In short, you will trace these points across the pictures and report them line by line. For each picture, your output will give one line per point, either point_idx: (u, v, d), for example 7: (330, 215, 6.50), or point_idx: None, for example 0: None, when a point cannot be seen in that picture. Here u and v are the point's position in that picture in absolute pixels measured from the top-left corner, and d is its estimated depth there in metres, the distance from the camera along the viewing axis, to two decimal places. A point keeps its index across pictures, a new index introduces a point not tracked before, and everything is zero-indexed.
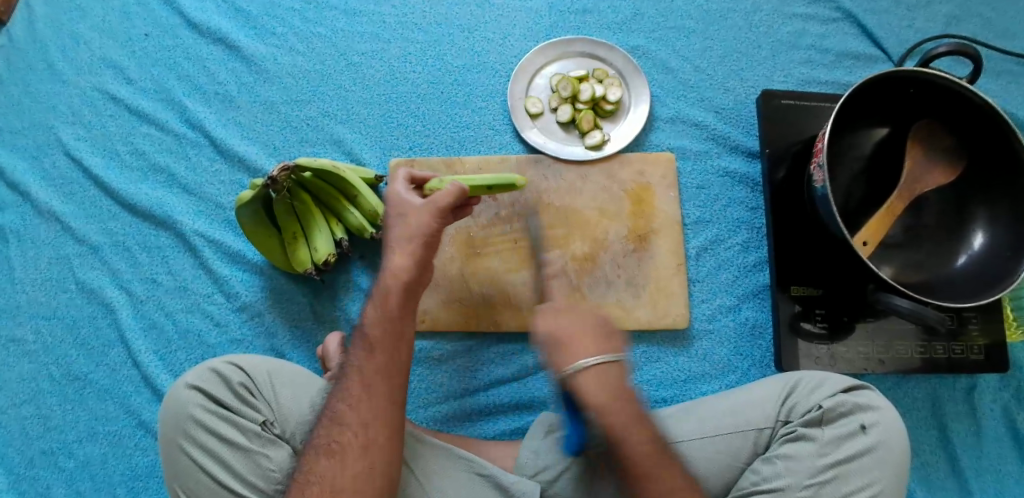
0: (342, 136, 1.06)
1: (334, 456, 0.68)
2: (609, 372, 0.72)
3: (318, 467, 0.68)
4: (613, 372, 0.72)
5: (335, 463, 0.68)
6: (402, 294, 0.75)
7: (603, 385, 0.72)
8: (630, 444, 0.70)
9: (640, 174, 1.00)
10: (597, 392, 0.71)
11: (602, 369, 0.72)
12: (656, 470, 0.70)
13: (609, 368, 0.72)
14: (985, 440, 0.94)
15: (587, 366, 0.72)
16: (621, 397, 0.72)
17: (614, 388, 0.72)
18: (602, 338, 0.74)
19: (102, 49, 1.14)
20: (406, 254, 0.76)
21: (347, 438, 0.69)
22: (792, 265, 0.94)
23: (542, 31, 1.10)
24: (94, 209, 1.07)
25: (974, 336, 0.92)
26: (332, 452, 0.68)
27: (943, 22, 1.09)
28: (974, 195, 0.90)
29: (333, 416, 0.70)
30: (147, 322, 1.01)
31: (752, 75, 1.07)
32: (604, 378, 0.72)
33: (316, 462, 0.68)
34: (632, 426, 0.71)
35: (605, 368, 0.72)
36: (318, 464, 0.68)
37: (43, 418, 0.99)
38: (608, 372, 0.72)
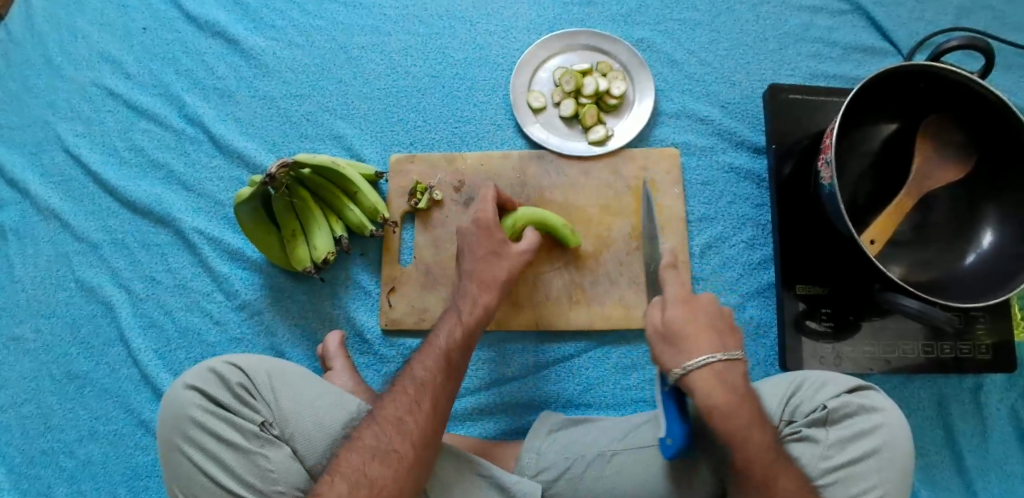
0: (341, 131, 1.05)
1: (389, 465, 0.68)
2: (731, 374, 0.66)
3: (370, 472, 0.68)
4: (737, 374, 0.66)
5: (389, 471, 0.68)
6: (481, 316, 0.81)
7: (728, 387, 0.65)
8: (754, 440, 0.65)
9: (644, 170, 0.99)
10: (721, 395, 0.65)
11: (727, 366, 0.66)
12: (777, 473, 0.64)
13: (734, 368, 0.66)
14: (991, 440, 0.93)
15: (711, 363, 0.65)
16: (743, 396, 0.66)
17: (736, 388, 0.66)
18: (720, 336, 0.68)
19: (100, 43, 1.12)
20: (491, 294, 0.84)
21: (406, 448, 0.70)
22: (797, 263, 0.92)
23: (544, 24, 1.08)
24: (93, 206, 1.06)
25: (981, 334, 0.91)
26: (391, 460, 0.69)
27: (954, 15, 1.07)
28: (984, 193, 0.88)
29: (391, 423, 0.71)
30: (147, 320, 1.00)
31: (759, 69, 1.05)
32: (728, 378, 0.66)
33: (369, 466, 0.68)
34: (753, 427, 0.65)
35: (730, 366, 0.66)
36: (370, 467, 0.68)
37: (44, 417, 0.99)
38: (731, 372, 0.66)
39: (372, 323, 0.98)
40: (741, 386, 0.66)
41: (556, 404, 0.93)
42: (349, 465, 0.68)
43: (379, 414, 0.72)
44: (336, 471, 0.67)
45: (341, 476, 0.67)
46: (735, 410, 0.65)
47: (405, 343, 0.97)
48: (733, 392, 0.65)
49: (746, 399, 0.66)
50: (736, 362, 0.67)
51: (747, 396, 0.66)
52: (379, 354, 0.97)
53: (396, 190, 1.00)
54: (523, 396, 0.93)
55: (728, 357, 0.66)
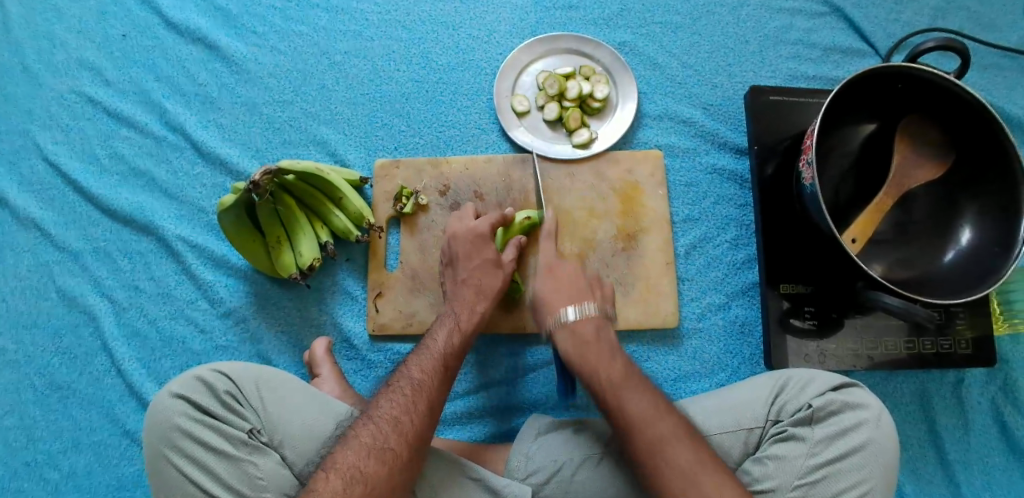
0: (326, 136, 1.05)
1: (384, 462, 0.68)
2: (584, 326, 0.78)
3: (366, 469, 0.67)
4: (590, 325, 0.77)
5: (384, 469, 0.68)
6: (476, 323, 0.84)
7: (580, 336, 0.77)
8: (601, 375, 0.73)
9: (628, 172, 0.99)
10: (573, 342, 0.77)
11: (579, 322, 0.78)
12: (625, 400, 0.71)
13: (586, 320, 0.78)
14: (972, 432, 0.95)
15: (566, 319, 0.78)
16: (594, 343, 0.76)
17: (589, 337, 0.77)
18: (581, 295, 0.80)
19: (79, 51, 1.11)
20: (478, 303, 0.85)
21: (401, 447, 0.69)
22: (782, 262, 0.93)
23: (527, 28, 1.08)
24: (73, 214, 1.05)
25: (961, 329, 0.92)
26: (386, 458, 0.68)
27: (930, 15, 1.08)
28: (961, 191, 0.90)
29: (387, 422, 0.71)
30: (130, 330, 0.99)
31: (740, 71, 1.07)
32: (580, 329, 0.77)
33: (364, 463, 0.67)
34: (607, 364, 0.74)
35: (582, 321, 0.78)
36: (365, 464, 0.67)
37: (27, 428, 0.97)
38: (595, 350, 0.75)
39: (360, 329, 0.97)
40: (593, 334, 0.77)
41: (545, 406, 0.94)
42: (344, 462, 0.67)
43: (374, 413, 0.72)
44: (333, 467, 0.67)
45: (337, 473, 0.66)
46: (586, 352, 0.75)
47: (393, 348, 0.97)
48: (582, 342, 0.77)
49: (599, 343, 0.76)
50: (592, 316, 0.78)
51: (616, 367, 0.74)
52: (366, 360, 0.96)
53: (381, 194, 1.00)
54: (512, 398, 0.94)
55: (582, 312, 0.78)
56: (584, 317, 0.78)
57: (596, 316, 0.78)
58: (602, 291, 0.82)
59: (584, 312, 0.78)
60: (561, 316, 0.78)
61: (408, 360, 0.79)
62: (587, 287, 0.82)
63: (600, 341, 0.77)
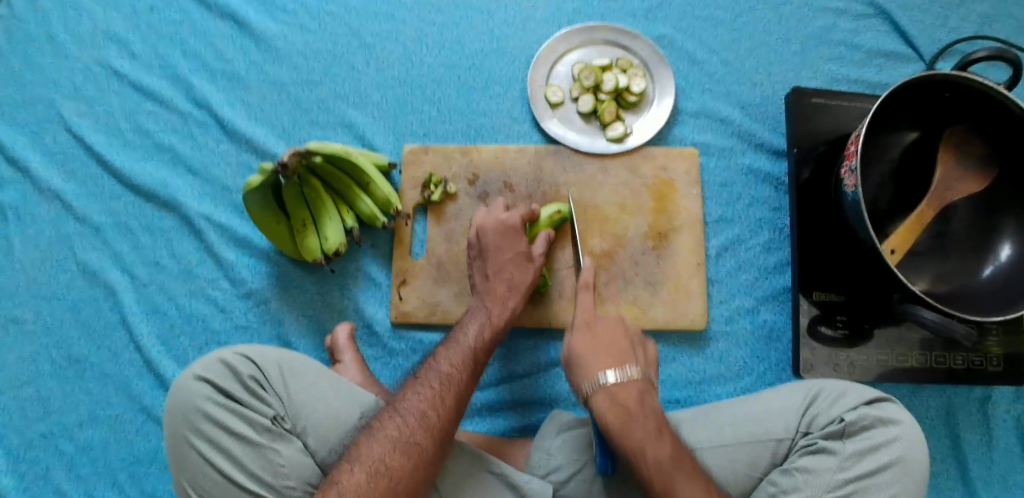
0: (354, 119, 1.03)
1: (409, 457, 0.67)
2: (628, 390, 0.73)
3: (391, 463, 0.66)
4: (633, 391, 0.73)
5: (409, 464, 0.67)
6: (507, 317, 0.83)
7: (621, 403, 0.72)
8: (649, 453, 0.69)
9: (662, 169, 0.97)
10: (613, 409, 0.71)
11: (621, 385, 0.73)
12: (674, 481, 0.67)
13: (629, 385, 0.73)
14: (998, 451, 0.93)
15: (606, 384, 0.73)
16: (639, 412, 0.71)
17: (630, 403, 0.72)
18: (623, 356, 0.75)
19: (107, 22, 1.09)
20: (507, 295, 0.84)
21: (427, 442, 0.68)
22: (815, 269, 0.91)
23: (564, 16, 1.06)
24: (96, 187, 1.03)
25: (992, 347, 0.91)
26: (412, 453, 0.67)
27: (977, 22, 1.05)
28: (1003, 205, 0.87)
29: (413, 415, 0.70)
30: (150, 305, 0.98)
31: (780, 71, 1.04)
32: (622, 397, 0.72)
33: (389, 456, 0.66)
34: (651, 440, 0.69)
35: (624, 384, 0.73)
36: (391, 458, 0.66)
37: (43, 400, 0.97)
38: (627, 390, 0.73)
39: (382, 316, 0.96)
40: (635, 403, 0.72)
41: (566, 403, 0.93)
42: (369, 455, 0.66)
43: (400, 406, 0.71)
44: (358, 459, 0.66)
45: (361, 465, 0.66)
46: (627, 423, 0.70)
47: (415, 337, 0.95)
48: (623, 408, 0.71)
49: (642, 416, 0.71)
50: (635, 380, 0.73)
51: (645, 411, 0.72)
52: (387, 348, 0.95)
53: (409, 181, 0.99)
54: (534, 393, 0.93)
55: (623, 376, 0.73)
56: (626, 381, 0.73)
57: (640, 380, 0.73)
58: (640, 352, 0.78)
59: (625, 375, 0.73)
60: (602, 378, 0.73)
61: (436, 352, 0.77)
62: (628, 348, 0.77)
63: (644, 410, 0.72)
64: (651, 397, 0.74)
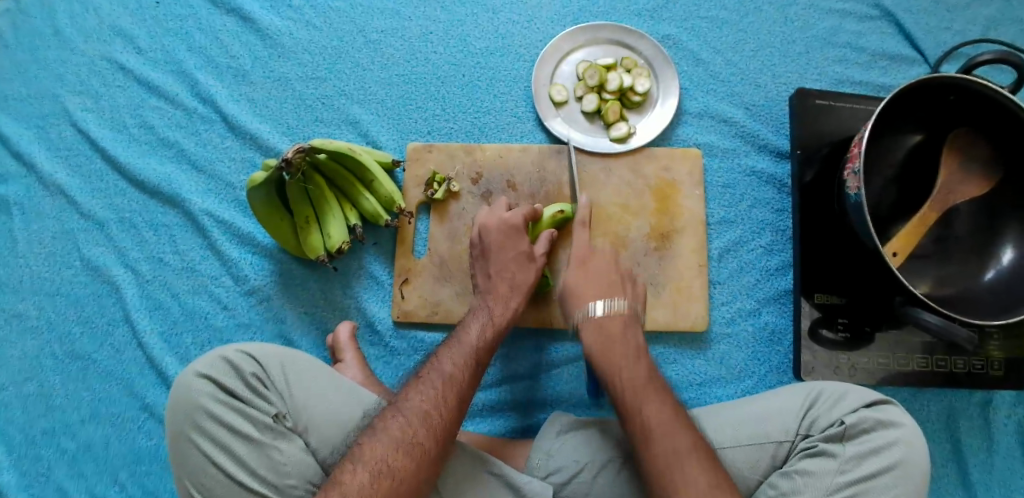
0: (358, 116, 1.03)
1: (412, 457, 0.67)
2: (613, 325, 0.78)
3: (393, 464, 0.66)
4: (617, 322, 0.78)
5: (412, 464, 0.67)
6: (509, 317, 0.83)
7: (608, 334, 0.77)
8: (626, 375, 0.73)
9: (665, 170, 0.97)
10: (599, 337, 0.77)
11: (607, 316, 0.78)
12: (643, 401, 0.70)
13: (614, 316, 0.78)
14: (997, 455, 0.93)
15: (595, 316, 0.79)
16: (621, 340, 0.76)
17: (615, 333, 0.77)
18: (612, 291, 0.81)
19: (111, 16, 1.09)
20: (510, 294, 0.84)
21: (428, 442, 0.69)
22: (818, 272, 0.91)
23: (569, 15, 1.06)
24: (99, 183, 1.04)
25: (993, 352, 0.91)
26: (413, 453, 0.67)
27: (983, 25, 1.05)
28: (1006, 209, 0.87)
29: (416, 415, 0.70)
30: (153, 302, 0.99)
31: (785, 72, 1.04)
32: (607, 325, 0.78)
33: (392, 456, 0.67)
34: (632, 368, 0.73)
35: (610, 316, 0.78)
36: (392, 458, 0.67)
37: (46, 395, 0.97)
38: (611, 319, 0.78)
39: (384, 315, 0.96)
40: (621, 332, 0.77)
41: (567, 403, 0.93)
42: (372, 454, 0.67)
43: (402, 405, 0.71)
44: (360, 459, 0.66)
45: (364, 465, 0.66)
46: (611, 346, 0.76)
47: (417, 336, 0.96)
48: (608, 336, 0.77)
49: (623, 343, 0.76)
50: (622, 314, 0.79)
51: (627, 341, 0.76)
52: (390, 346, 0.95)
53: (412, 180, 0.99)
54: (535, 393, 0.93)
55: (610, 309, 0.79)
56: (612, 313, 0.79)
57: (623, 312, 0.78)
58: (629, 288, 0.83)
59: (612, 308, 0.79)
60: (590, 308, 0.79)
61: (438, 352, 0.78)
62: (618, 283, 0.83)
63: (627, 337, 0.77)
64: (634, 330, 0.78)
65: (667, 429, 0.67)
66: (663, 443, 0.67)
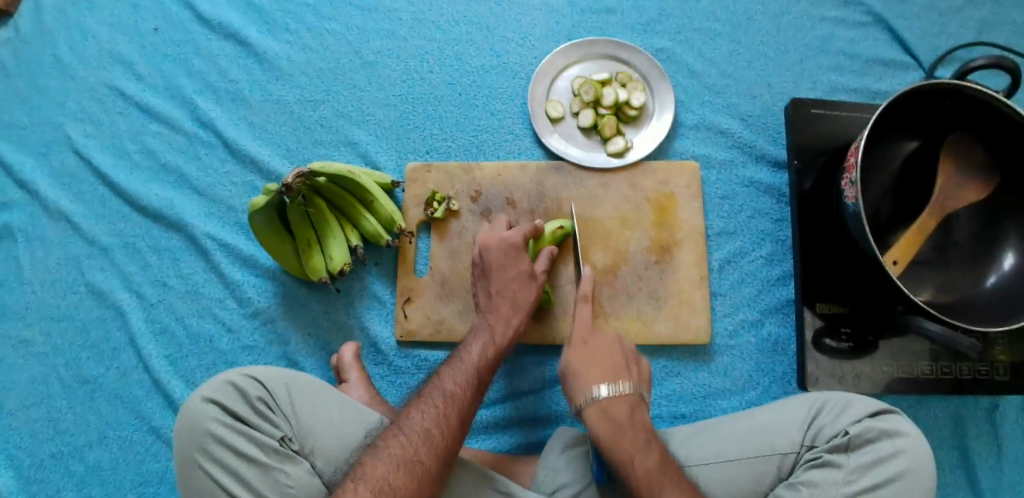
0: (356, 138, 1.04)
1: (413, 476, 0.67)
2: (620, 408, 0.75)
3: (394, 482, 0.66)
4: (623, 407, 0.75)
5: (412, 483, 0.67)
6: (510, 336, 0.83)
7: (615, 421, 0.73)
8: (640, 466, 0.70)
9: (663, 183, 0.98)
10: (606, 425, 0.73)
11: (613, 401, 0.75)
12: (663, 491, 0.68)
13: (620, 401, 0.75)
14: (1005, 460, 0.93)
15: (599, 399, 0.75)
16: (630, 425, 0.73)
17: (623, 420, 0.74)
18: (616, 372, 0.77)
19: (112, 44, 1.11)
20: (512, 311, 0.85)
21: (431, 460, 0.69)
22: (818, 281, 0.91)
23: (563, 32, 1.07)
24: (103, 209, 1.05)
25: (998, 355, 0.90)
26: (416, 472, 0.68)
27: (976, 29, 1.05)
28: (1006, 213, 0.87)
29: (417, 434, 0.70)
30: (158, 326, 0.99)
31: (780, 81, 1.04)
32: (613, 411, 0.74)
33: (392, 475, 0.67)
34: (645, 455, 0.71)
35: (616, 400, 0.75)
36: (395, 478, 0.67)
37: (54, 420, 0.97)
38: (618, 404, 0.75)
39: (387, 334, 0.97)
40: (627, 418, 0.74)
41: (571, 419, 0.93)
42: (373, 473, 0.67)
43: (405, 425, 0.71)
44: (363, 479, 0.66)
45: (365, 484, 0.66)
46: (620, 437, 0.72)
47: (420, 354, 0.96)
48: (619, 425, 0.73)
49: (632, 429, 0.73)
50: (628, 396, 0.75)
51: (636, 426, 0.74)
52: (393, 366, 0.96)
53: (411, 199, 0.99)
54: (538, 410, 0.93)
55: (615, 391, 0.75)
56: (618, 397, 0.75)
57: (630, 396, 0.75)
58: (634, 368, 0.79)
59: (617, 391, 0.75)
60: (596, 394, 0.75)
61: (441, 371, 0.78)
62: (622, 362, 0.79)
63: (635, 422, 0.74)
64: (642, 412, 0.76)
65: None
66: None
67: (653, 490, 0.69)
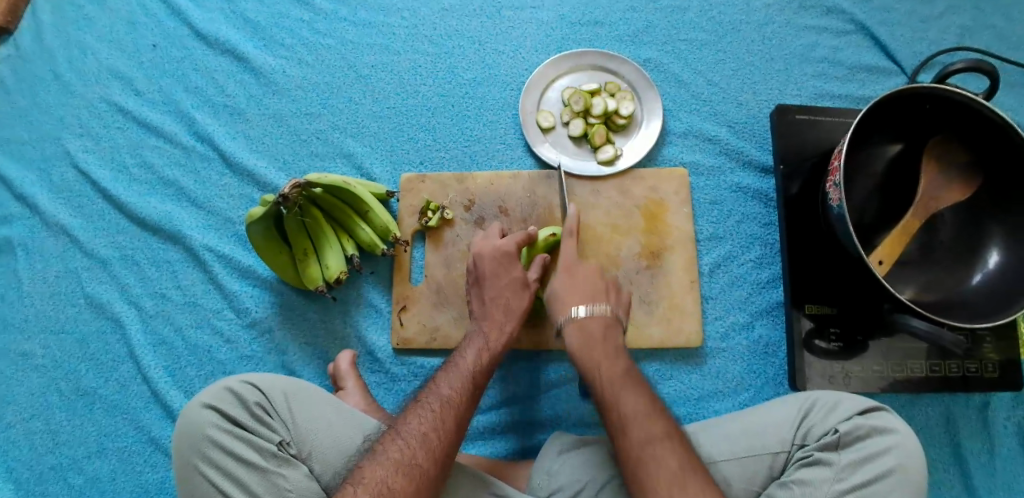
0: (352, 150, 1.06)
1: (412, 479, 0.68)
2: (595, 324, 0.83)
3: (393, 485, 0.67)
4: (598, 325, 0.83)
5: (411, 486, 0.68)
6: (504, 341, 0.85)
7: (588, 332, 0.82)
8: (606, 369, 0.78)
9: (653, 189, 1.00)
10: (580, 336, 0.82)
11: (590, 317, 0.83)
12: (623, 391, 0.75)
13: (596, 319, 0.83)
14: (997, 456, 0.93)
15: (576, 315, 0.84)
16: (602, 339, 0.82)
17: (596, 334, 0.82)
18: (596, 297, 0.86)
19: (111, 61, 1.13)
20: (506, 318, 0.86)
21: (428, 464, 0.70)
22: (807, 283, 0.93)
23: (553, 44, 1.09)
24: (102, 222, 1.06)
25: (987, 353, 0.91)
26: (413, 475, 0.68)
27: (956, 34, 1.08)
28: (989, 213, 0.89)
29: (415, 438, 0.71)
30: (156, 338, 1.00)
31: (766, 89, 1.07)
32: (589, 327, 0.83)
33: (392, 479, 0.68)
34: (611, 363, 0.79)
35: (593, 317, 0.83)
36: (393, 481, 0.67)
37: (52, 433, 0.98)
38: (594, 321, 0.83)
39: (384, 342, 0.98)
40: (601, 333, 0.82)
41: (566, 423, 0.94)
42: (372, 477, 0.68)
43: (402, 429, 0.72)
44: (361, 483, 0.67)
45: (364, 488, 0.67)
46: (590, 346, 0.81)
47: (416, 362, 0.97)
48: (593, 338, 0.82)
49: (604, 342, 0.82)
50: (604, 315, 0.84)
51: (608, 342, 0.82)
52: (390, 373, 0.97)
53: (406, 208, 1.01)
54: (534, 414, 0.94)
55: (593, 311, 0.84)
56: (595, 314, 0.84)
57: (606, 315, 0.84)
58: (615, 296, 0.88)
59: (594, 312, 0.84)
60: (574, 310, 0.84)
61: (436, 376, 0.79)
62: (603, 290, 0.87)
63: (606, 337, 0.82)
64: (616, 332, 0.84)
65: (645, 419, 0.72)
66: (615, 394, 0.75)
67: (613, 389, 0.76)
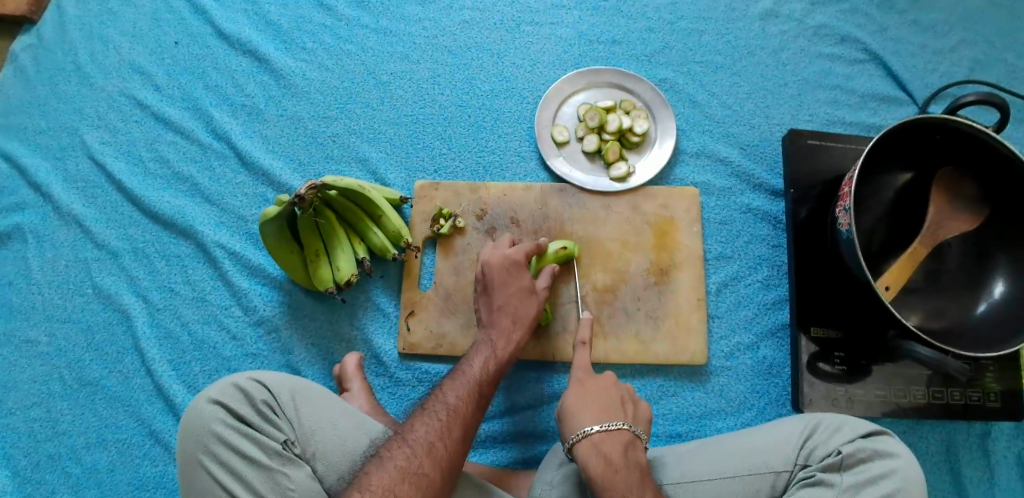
0: (367, 154, 1.07)
1: (418, 487, 0.68)
2: (612, 442, 0.73)
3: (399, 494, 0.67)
4: (615, 444, 0.73)
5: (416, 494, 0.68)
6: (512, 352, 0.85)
7: (606, 454, 0.72)
8: None
9: (663, 207, 1.01)
10: (598, 461, 0.72)
11: (605, 436, 0.74)
12: None
13: (612, 437, 0.73)
14: (998, 486, 0.93)
15: (591, 434, 0.74)
16: (623, 465, 0.72)
17: (615, 457, 0.72)
18: (609, 412, 0.76)
19: (132, 54, 1.15)
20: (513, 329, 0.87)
21: (434, 473, 0.70)
22: (813, 306, 0.94)
23: (570, 60, 1.11)
24: (116, 214, 1.07)
25: (989, 382, 0.92)
26: (420, 483, 0.69)
27: (967, 68, 1.10)
28: (995, 244, 0.90)
29: (422, 447, 0.71)
30: (163, 331, 1.01)
31: (778, 113, 1.08)
32: (606, 449, 0.73)
33: (398, 487, 0.68)
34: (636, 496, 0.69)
35: (608, 436, 0.73)
36: (399, 488, 0.68)
37: (52, 420, 0.98)
38: (610, 439, 0.73)
39: (390, 347, 0.98)
40: (619, 455, 0.72)
41: None
42: (379, 485, 0.68)
43: (409, 436, 0.73)
44: (369, 489, 0.67)
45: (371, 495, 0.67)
46: (612, 475, 0.70)
47: (422, 367, 0.98)
48: (611, 461, 0.72)
49: (626, 467, 0.71)
50: (620, 431, 0.74)
51: (628, 464, 0.72)
52: (394, 377, 0.97)
53: (419, 215, 1.02)
54: (536, 426, 0.94)
55: (608, 428, 0.74)
56: (611, 432, 0.74)
57: (622, 433, 0.74)
58: (629, 408, 0.78)
59: (609, 428, 0.74)
60: (588, 428, 0.74)
61: (443, 385, 0.80)
62: (617, 402, 0.78)
63: (627, 461, 0.72)
64: (636, 450, 0.74)
65: None
66: None
67: None
